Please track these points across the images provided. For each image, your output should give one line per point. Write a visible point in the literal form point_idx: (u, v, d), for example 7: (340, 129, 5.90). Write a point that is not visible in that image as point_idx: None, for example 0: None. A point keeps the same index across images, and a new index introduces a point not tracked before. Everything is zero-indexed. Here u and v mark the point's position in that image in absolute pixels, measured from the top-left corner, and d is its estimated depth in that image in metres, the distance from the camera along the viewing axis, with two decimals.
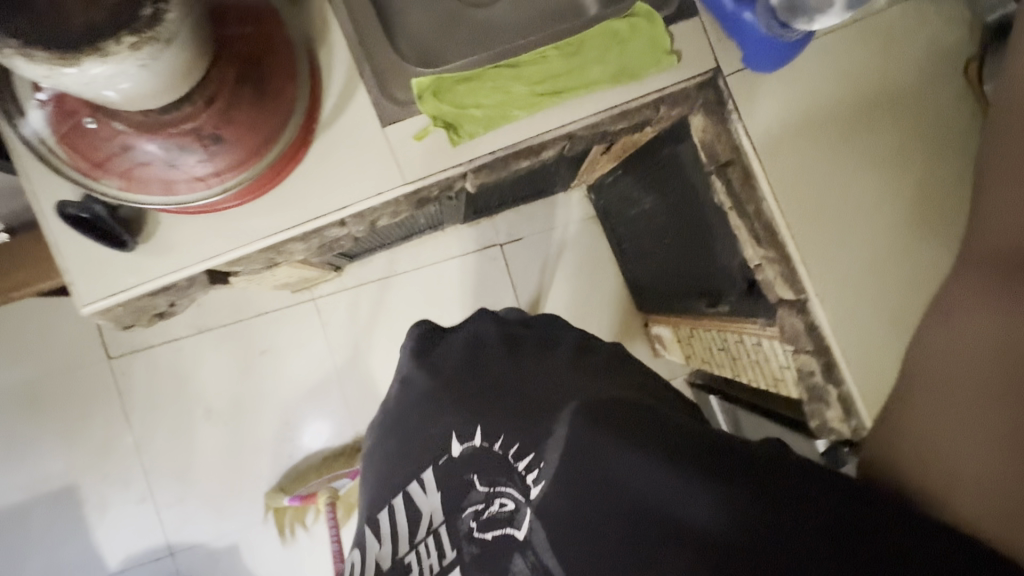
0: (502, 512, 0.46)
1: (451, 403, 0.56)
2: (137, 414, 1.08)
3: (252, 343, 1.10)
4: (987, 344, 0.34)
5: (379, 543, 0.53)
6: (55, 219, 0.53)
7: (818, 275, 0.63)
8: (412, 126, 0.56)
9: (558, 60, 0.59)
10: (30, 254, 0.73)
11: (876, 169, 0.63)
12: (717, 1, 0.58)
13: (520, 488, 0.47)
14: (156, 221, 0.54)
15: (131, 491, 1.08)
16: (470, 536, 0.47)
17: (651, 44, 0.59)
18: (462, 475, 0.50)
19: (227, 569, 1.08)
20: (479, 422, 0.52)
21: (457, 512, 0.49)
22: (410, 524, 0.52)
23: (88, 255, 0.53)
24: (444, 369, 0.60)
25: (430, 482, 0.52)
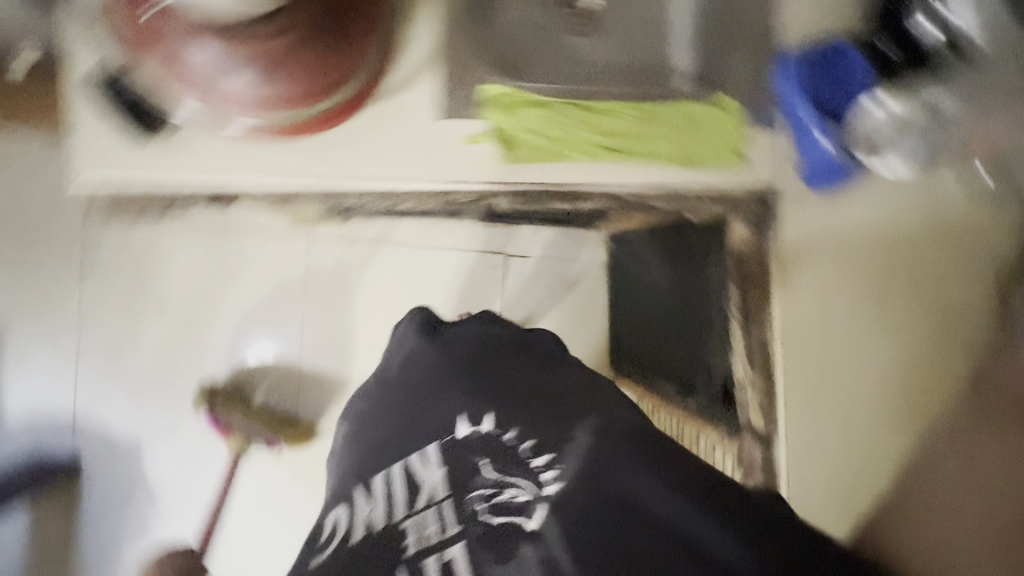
0: (513, 502, 0.42)
1: (456, 384, 0.53)
2: (83, 278, 0.98)
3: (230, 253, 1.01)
4: None
5: (368, 505, 0.46)
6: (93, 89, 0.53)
7: (785, 400, 0.63)
8: (467, 128, 0.56)
9: (630, 120, 0.58)
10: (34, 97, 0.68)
11: (891, 327, 0.62)
12: (796, 107, 0.57)
13: (532, 480, 0.43)
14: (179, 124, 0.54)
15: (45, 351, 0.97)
16: (478, 518, 0.42)
17: (720, 140, 0.60)
18: (468, 457, 0.47)
19: (118, 469, 0.98)
20: (494, 411, 0.50)
21: (463, 491, 0.44)
22: (407, 493, 0.46)
23: (108, 129, 0.54)
24: (448, 350, 0.57)
25: (436, 456, 0.48)
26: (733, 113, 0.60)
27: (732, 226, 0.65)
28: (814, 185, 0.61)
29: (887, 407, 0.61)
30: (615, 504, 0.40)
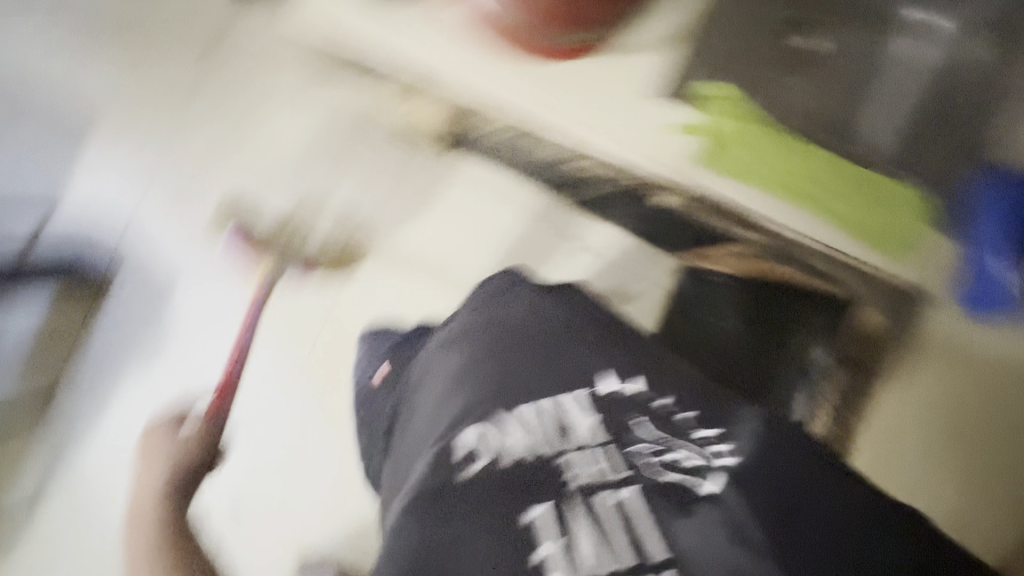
0: (685, 463, 0.54)
1: (573, 343, 0.65)
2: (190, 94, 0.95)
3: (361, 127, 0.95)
4: None
5: (512, 435, 0.55)
6: None
7: (886, 417, 0.85)
8: (681, 143, 0.88)
9: (831, 175, 0.85)
10: None
11: (952, 403, 0.84)
12: (987, 230, 0.81)
13: (700, 450, 0.55)
14: None
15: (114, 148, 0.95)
16: (646, 468, 0.53)
17: (893, 213, 0.85)
18: (623, 413, 0.58)
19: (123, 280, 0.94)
20: (645, 377, 0.62)
21: (625, 441, 0.56)
22: (558, 428, 0.56)
23: None
24: (556, 318, 0.68)
25: (585, 402, 0.59)
26: (914, 201, 0.85)
27: (868, 315, 0.85)
28: (976, 308, 0.84)
29: (954, 447, 0.84)
30: (766, 444, 0.56)
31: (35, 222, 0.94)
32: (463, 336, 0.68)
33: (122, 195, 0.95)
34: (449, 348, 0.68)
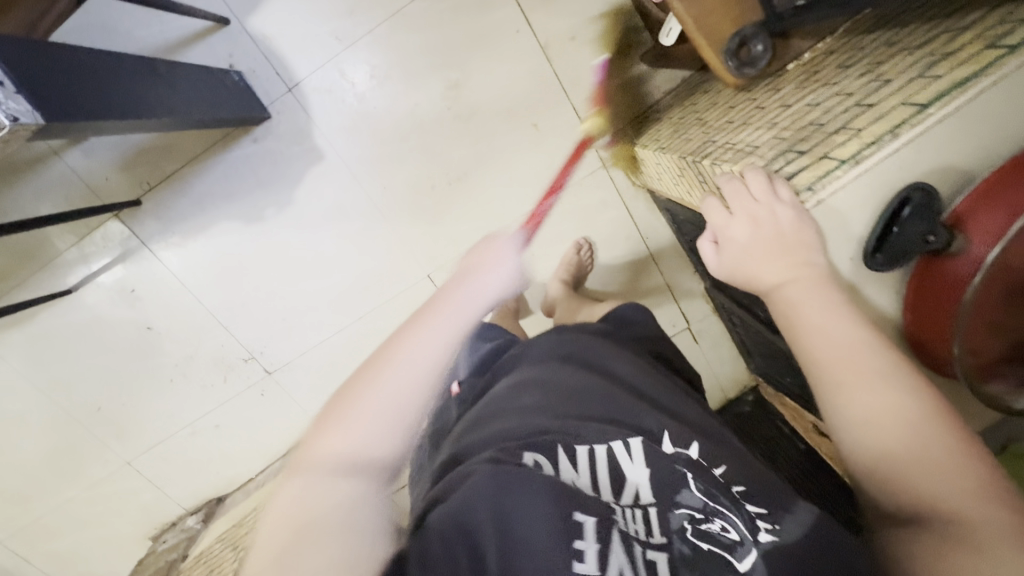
0: (723, 537, 0.48)
1: (623, 400, 0.59)
2: (453, 65, 1.09)
3: (578, 168, 1.18)
4: (844, 343, 0.45)
5: (575, 470, 0.52)
6: (736, 42, 0.71)
7: None
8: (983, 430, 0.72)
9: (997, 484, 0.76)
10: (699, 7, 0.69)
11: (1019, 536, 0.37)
12: None
13: (745, 524, 0.49)
14: (754, 65, 0.72)
15: (363, 70, 1.08)
16: (685, 535, 0.49)
17: None
18: (674, 466, 0.52)
19: (320, 176, 1.14)
20: (698, 443, 0.55)
21: (669, 503, 0.51)
22: (613, 481, 0.52)
23: (747, 55, 0.72)
24: (619, 363, 0.65)
25: (638, 452, 0.53)
26: None
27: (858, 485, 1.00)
28: None
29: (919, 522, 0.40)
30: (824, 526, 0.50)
31: (288, 98, 1.08)
32: (521, 366, 0.70)
33: (368, 108, 1.10)
34: (512, 359, 0.74)
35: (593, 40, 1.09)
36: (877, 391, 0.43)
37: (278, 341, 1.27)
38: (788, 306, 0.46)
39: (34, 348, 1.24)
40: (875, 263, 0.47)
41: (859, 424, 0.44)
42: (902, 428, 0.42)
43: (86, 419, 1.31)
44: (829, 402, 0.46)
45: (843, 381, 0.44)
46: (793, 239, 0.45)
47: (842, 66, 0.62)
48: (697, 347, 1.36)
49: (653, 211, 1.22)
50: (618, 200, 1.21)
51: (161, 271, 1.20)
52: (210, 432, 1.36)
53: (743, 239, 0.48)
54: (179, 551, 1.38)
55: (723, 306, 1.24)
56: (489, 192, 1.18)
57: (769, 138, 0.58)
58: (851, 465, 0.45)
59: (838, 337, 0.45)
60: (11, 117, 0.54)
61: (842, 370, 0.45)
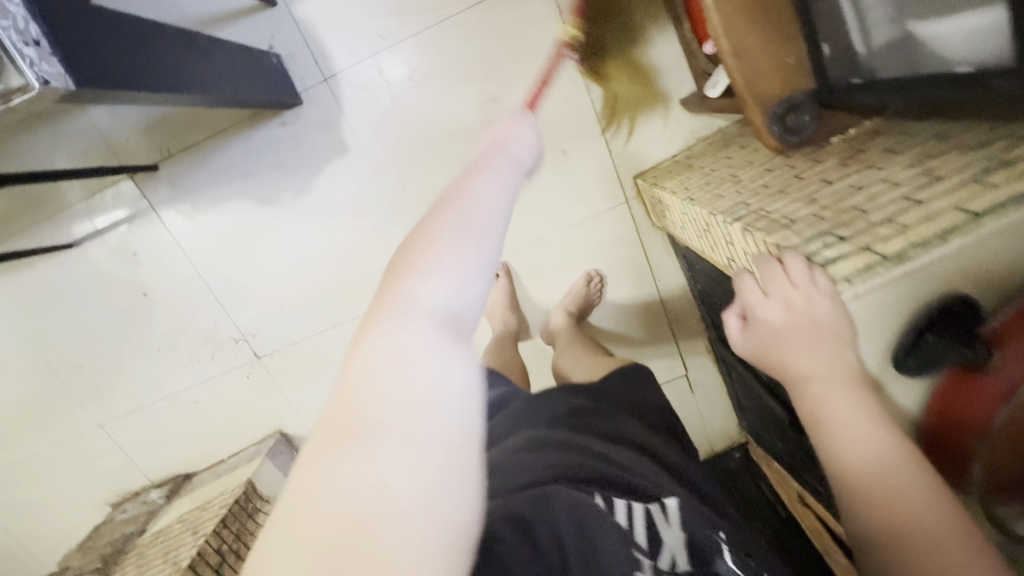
0: None
1: (652, 471, 0.58)
2: (492, 82, 1.08)
3: (600, 201, 1.16)
4: (868, 432, 0.43)
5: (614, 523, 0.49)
6: (780, 109, 0.70)
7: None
8: None
9: None
10: (750, 68, 0.69)
11: None
12: None
13: None
14: (792, 135, 0.72)
15: (402, 72, 1.07)
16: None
17: None
18: (712, 537, 0.52)
19: (342, 170, 1.13)
20: (723, 528, 0.56)
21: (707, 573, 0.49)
22: (650, 541, 0.49)
23: (789, 123, 0.71)
24: (638, 432, 0.67)
25: (676, 514, 0.52)
26: None
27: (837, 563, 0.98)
28: None
29: None
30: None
31: (322, 87, 1.07)
32: (530, 423, 0.71)
33: (401, 109, 1.09)
34: (524, 413, 0.75)
35: (633, 79, 1.08)
36: (898, 480, 0.42)
37: (272, 325, 1.25)
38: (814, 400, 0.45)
39: (28, 295, 1.22)
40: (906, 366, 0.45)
41: (883, 520, 0.42)
42: (928, 522, 0.40)
43: (67, 375, 1.29)
44: (850, 489, 0.44)
45: (866, 470, 0.43)
46: (829, 339, 0.45)
47: (889, 150, 0.61)
48: (691, 396, 1.34)
49: (668, 255, 1.20)
50: (635, 239, 1.19)
51: (165, 238, 1.18)
52: (189, 406, 1.33)
53: (777, 321, 0.47)
54: (137, 522, 1.29)
55: (723, 360, 1.23)
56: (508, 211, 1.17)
57: (806, 214, 0.57)
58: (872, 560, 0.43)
59: (860, 425, 0.44)
60: (42, 80, 0.52)
61: (865, 460, 0.43)
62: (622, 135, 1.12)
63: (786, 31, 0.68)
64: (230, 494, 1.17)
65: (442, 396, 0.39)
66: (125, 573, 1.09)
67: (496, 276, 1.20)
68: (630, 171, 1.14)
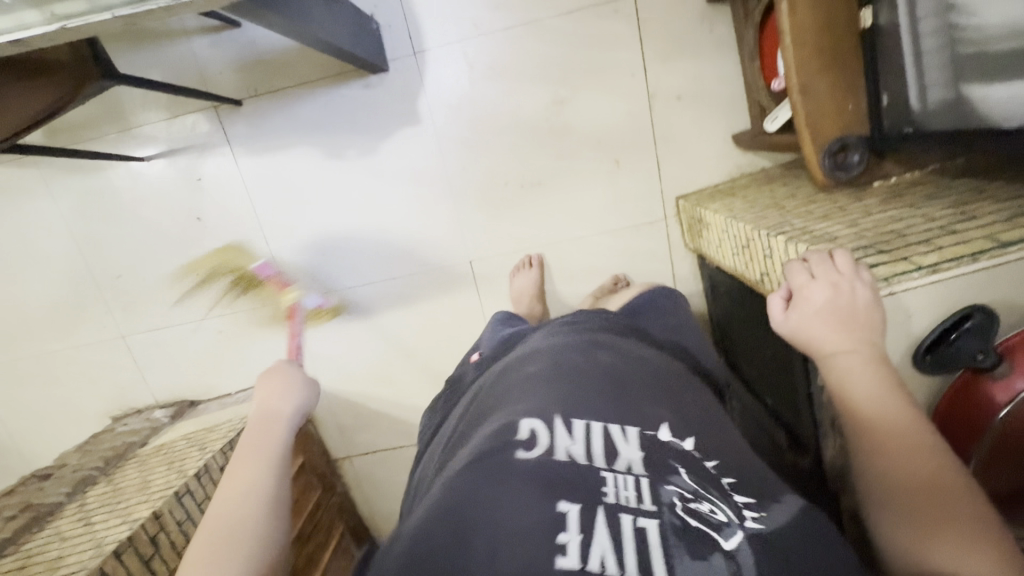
0: (712, 517, 0.47)
1: (637, 396, 0.60)
2: (565, 85, 1.17)
3: (640, 214, 1.24)
4: (894, 401, 0.49)
5: (571, 439, 0.53)
6: (833, 146, 0.77)
7: None
8: None
9: None
10: (814, 103, 0.76)
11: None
12: None
13: (734, 512, 0.48)
14: (840, 174, 0.79)
15: (484, 61, 1.16)
16: (675, 509, 0.47)
17: None
18: (665, 454, 0.52)
19: (409, 139, 1.21)
20: (693, 436, 0.57)
21: (661, 478, 0.50)
22: (606, 453, 0.52)
23: (839, 161, 0.78)
24: (637, 354, 0.72)
25: (634, 436, 0.54)
26: None
27: None
28: None
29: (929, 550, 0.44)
30: (805, 521, 0.49)
31: (410, 60, 1.16)
32: (550, 336, 0.76)
33: (476, 93, 1.18)
34: (544, 330, 0.80)
35: (694, 108, 1.17)
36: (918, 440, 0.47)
37: (309, 271, 1.30)
38: (838, 374, 0.51)
39: (90, 198, 1.28)
40: (922, 359, 0.53)
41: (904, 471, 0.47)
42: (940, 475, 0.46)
43: (104, 282, 1.34)
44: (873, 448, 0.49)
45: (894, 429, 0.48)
46: (859, 325, 0.51)
47: (928, 196, 0.69)
48: None
49: (694, 277, 1.27)
50: (666, 256, 1.26)
51: (230, 170, 1.25)
52: (210, 335, 1.38)
53: (819, 302, 0.53)
54: (138, 436, 1.32)
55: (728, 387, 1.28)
56: (553, 207, 1.24)
57: (848, 233, 0.64)
58: (887, 513, 0.47)
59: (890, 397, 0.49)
60: None
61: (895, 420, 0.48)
62: (674, 157, 1.20)
63: (851, 79, 0.76)
64: (238, 421, 1.20)
65: None
66: (125, 475, 1.11)
67: (529, 265, 1.26)
68: (673, 192, 1.22)
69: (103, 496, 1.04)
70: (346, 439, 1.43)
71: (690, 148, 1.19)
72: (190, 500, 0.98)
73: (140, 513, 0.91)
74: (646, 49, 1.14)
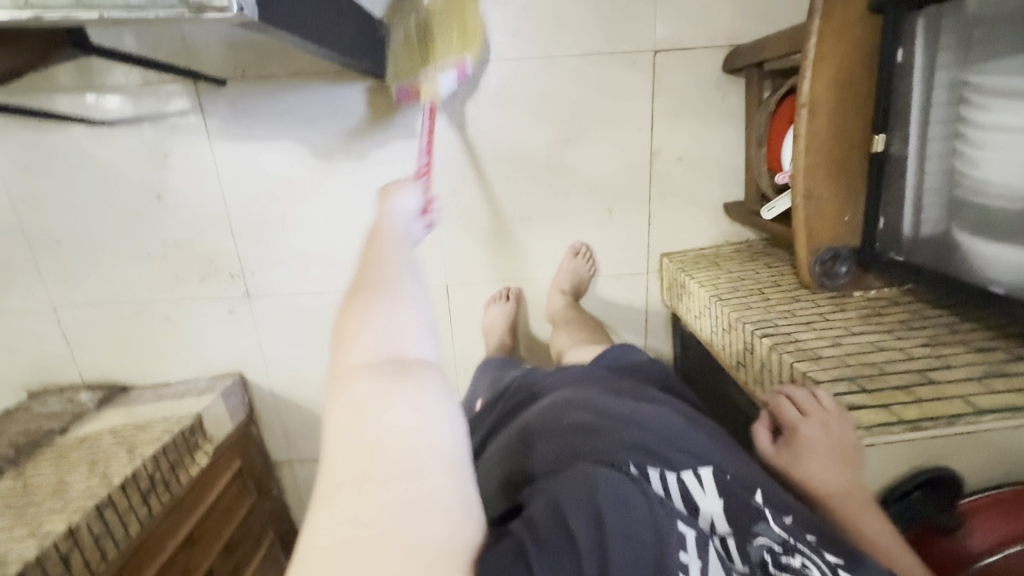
0: (805, 572, 0.48)
1: (695, 438, 0.60)
2: (570, 125, 1.14)
3: (623, 264, 1.24)
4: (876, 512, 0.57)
5: (650, 479, 0.52)
6: (824, 255, 0.79)
7: None
8: None
9: None
10: (816, 210, 0.77)
11: None
12: None
13: (825, 566, 0.49)
14: (826, 282, 0.81)
15: (492, 87, 1.12)
16: (768, 567, 0.48)
17: None
18: (749, 501, 0.53)
19: (404, 152, 1.15)
20: (763, 489, 0.56)
21: (747, 533, 0.51)
22: (688, 507, 0.51)
23: (827, 270, 0.80)
24: (678, 402, 0.72)
25: (710, 484, 0.54)
26: None
27: None
28: None
29: None
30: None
31: None
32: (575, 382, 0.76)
33: (479, 118, 1.14)
34: (566, 375, 0.80)
35: (691, 171, 1.18)
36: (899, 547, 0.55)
37: (276, 269, 1.23)
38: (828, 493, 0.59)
39: (36, 154, 1.15)
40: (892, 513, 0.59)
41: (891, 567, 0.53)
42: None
43: (40, 247, 1.21)
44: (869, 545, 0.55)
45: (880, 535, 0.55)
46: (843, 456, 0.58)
47: (905, 323, 0.72)
48: None
49: (665, 332, 1.29)
50: (641, 308, 1.27)
51: (203, 152, 1.15)
52: (154, 320, 1.27)
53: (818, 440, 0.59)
54: (57, 420, 1.21)
55: None
56: (540, 243, 1.22)
57: (830, 353, 0.66)
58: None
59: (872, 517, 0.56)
60: (240, 6, 0.53)
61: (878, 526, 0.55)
62: (665, 215, 1.21)
63: (854, 191, 0.77)
64: (175, 422, 1.12)
65: (423, 431, 0.41)
66: (38, 471, 1.01)
67: (506, 298, 1.24)
68: (659, 248, 1.23)
69: (11, 495, 0.95)
70: (289, 445, 1.37)
71: (681, 208, 1.20)
72: (112, 514, 0.90)
73: (53, 527, 0.83)
74: (655, 105, 1.13)
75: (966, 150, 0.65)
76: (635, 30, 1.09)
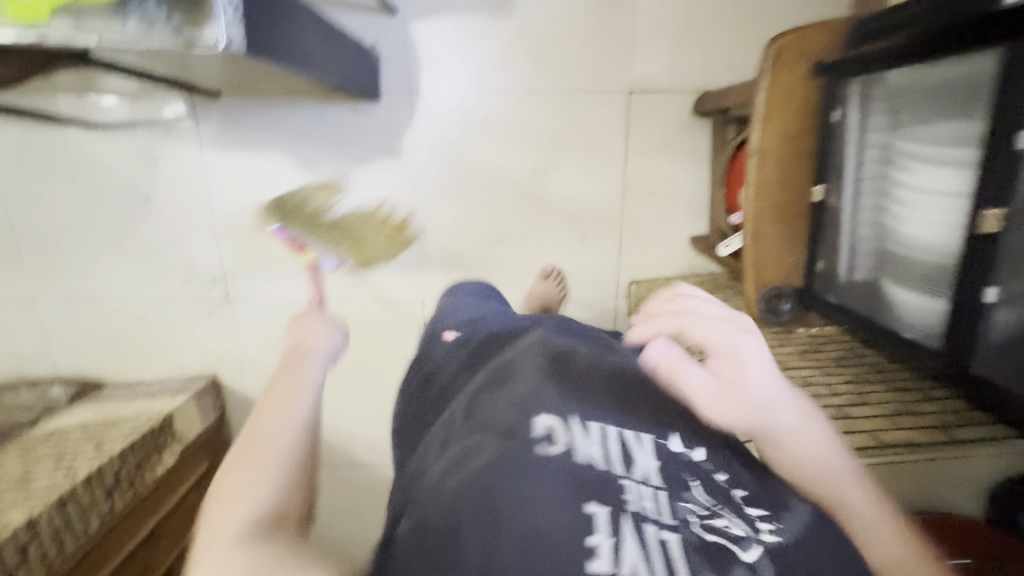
0: (728, 531, 0.44)
1: (633, 407, 0.57)
2: (548, 155, 1.20)
3: (594, 289, 1.29)
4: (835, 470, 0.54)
5: (588, 440, 0.51)
6: (769, 293, 0.84)
7: None
8: None
9: None
10: (762, 252, 0.83)
11: None
12: None
13: (748, 523, 0.45)
14: (772, 321, 0.86)
15: (475, 114, 1.18)
16: (691, 525, 0.44)
17: None
18: (681, 470, 0.50)
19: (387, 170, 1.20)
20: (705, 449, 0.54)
21: (678, 494, 0.47)
22: (623, 460, 0.49)
23: (772, 309, 0.85)
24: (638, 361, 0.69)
25: (650, 447, 0.52)
26: None
27: None
28: None
29: None
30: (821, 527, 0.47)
31: (403, 96, 1.16)
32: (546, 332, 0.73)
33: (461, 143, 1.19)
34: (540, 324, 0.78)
35: (661, 204, 1.24)
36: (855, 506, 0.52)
37: (256, 275, 1.26)
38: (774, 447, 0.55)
39: (29, 151, 1.19)
40: None
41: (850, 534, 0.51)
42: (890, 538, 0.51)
43: (25, 240, 1.24)
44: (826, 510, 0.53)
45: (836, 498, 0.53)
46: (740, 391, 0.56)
47: (838, 361, 0.77)
48: None
49: None
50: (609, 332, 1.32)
51: (193, 159, 1.19)
52: (132, 318, 1.29)
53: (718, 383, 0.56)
54: (27, 412, 1.22)
55: None
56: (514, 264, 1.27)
57: None
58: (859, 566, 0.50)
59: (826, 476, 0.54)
60: (228, 41, 0.58)
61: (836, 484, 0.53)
62: (635, 243, 1.26)
63: (797, 236, 0.83)
64: (144, 421, 1.13)
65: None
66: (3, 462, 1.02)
67: None
68: (628, 275, 1.28)
69: None
70: None
71: (650, 239, 1.26)
72: (73, 508, 0.92)
73: (13, 518, 0.85)
74: (628, 141, 1.20)
75: (893, 205, 0.70)
76: (611, 71, 1.16)
